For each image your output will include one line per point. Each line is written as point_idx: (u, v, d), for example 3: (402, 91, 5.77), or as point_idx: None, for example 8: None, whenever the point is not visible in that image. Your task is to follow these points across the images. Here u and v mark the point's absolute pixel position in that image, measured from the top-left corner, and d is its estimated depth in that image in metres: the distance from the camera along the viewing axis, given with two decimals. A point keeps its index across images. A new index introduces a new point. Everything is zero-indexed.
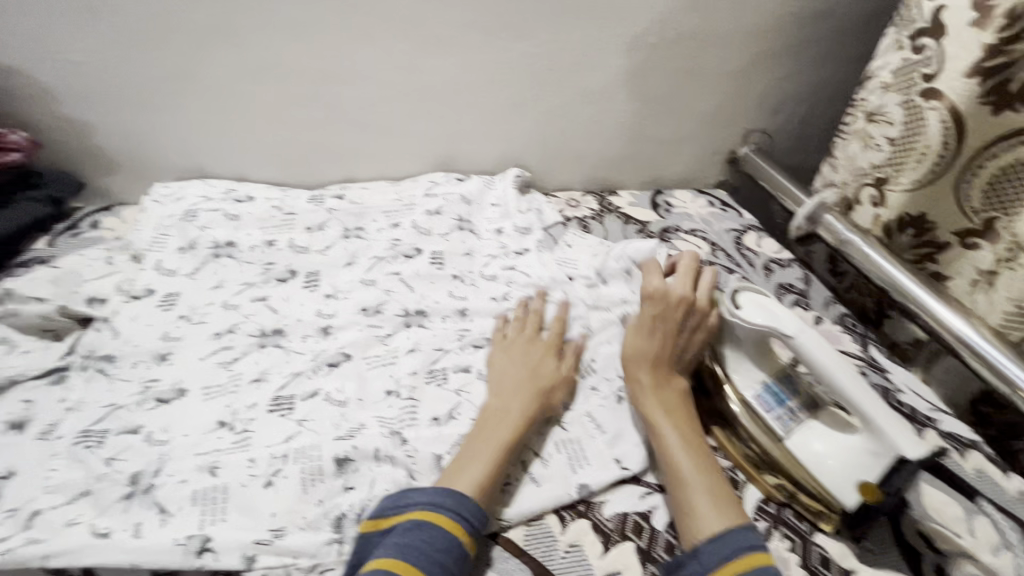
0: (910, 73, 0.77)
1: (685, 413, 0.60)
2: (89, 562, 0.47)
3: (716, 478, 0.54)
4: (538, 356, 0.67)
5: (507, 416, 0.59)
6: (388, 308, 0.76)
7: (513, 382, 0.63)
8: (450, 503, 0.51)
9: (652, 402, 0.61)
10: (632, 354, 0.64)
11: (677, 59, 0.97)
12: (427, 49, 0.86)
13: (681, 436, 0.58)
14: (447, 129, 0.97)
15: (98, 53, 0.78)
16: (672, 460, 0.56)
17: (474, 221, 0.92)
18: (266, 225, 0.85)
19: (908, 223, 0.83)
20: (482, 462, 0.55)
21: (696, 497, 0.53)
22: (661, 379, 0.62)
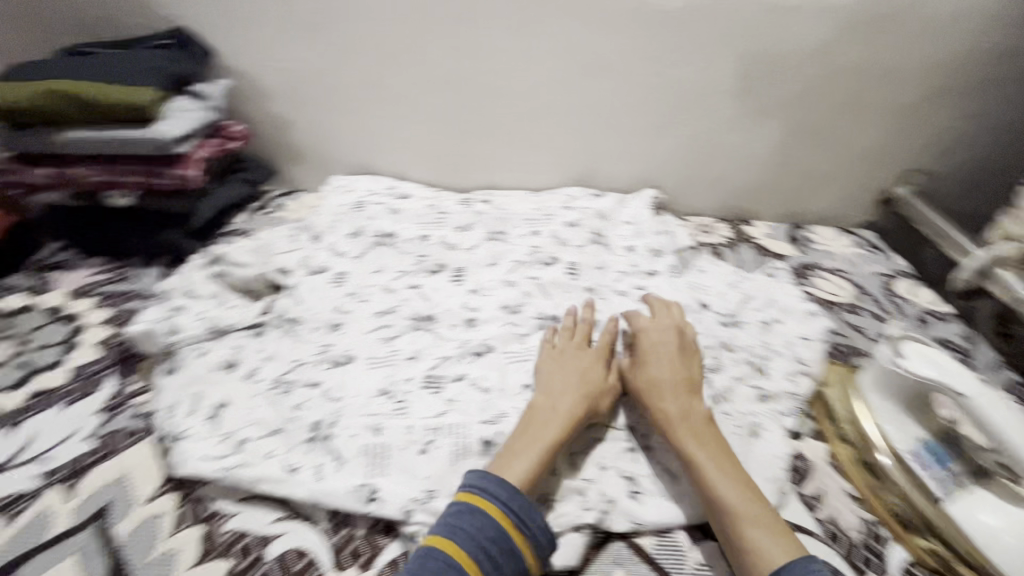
0: None
1: (714, 438, 0.59)
2: (284, 491, 0.56)
3: (763, 506, 0.53)
4: (587, 361, 0.68)
5: (552, 417, 0.60)
6: (526, 309, 0.81)
7: (562, 385, 0.64)
8: (501, 494, 0.53)
9: (680, 429, 0.59)
10: (647, 379, 0.64)
11: (835, 89, 0.94)
12: (587, 71, 0.92)
13: (715, 464, 0.56)
14: (593, 146, 1.01)
15: (310, 60, 0.91)
16: (710, 487, 0.55)
17: (608, 236, 0.95)
18: (422, 221, 0.94)
19: None
20: (529, 455, 0.56)
21: (746, 528, 0.51)
22: (685, 405, 0.61)
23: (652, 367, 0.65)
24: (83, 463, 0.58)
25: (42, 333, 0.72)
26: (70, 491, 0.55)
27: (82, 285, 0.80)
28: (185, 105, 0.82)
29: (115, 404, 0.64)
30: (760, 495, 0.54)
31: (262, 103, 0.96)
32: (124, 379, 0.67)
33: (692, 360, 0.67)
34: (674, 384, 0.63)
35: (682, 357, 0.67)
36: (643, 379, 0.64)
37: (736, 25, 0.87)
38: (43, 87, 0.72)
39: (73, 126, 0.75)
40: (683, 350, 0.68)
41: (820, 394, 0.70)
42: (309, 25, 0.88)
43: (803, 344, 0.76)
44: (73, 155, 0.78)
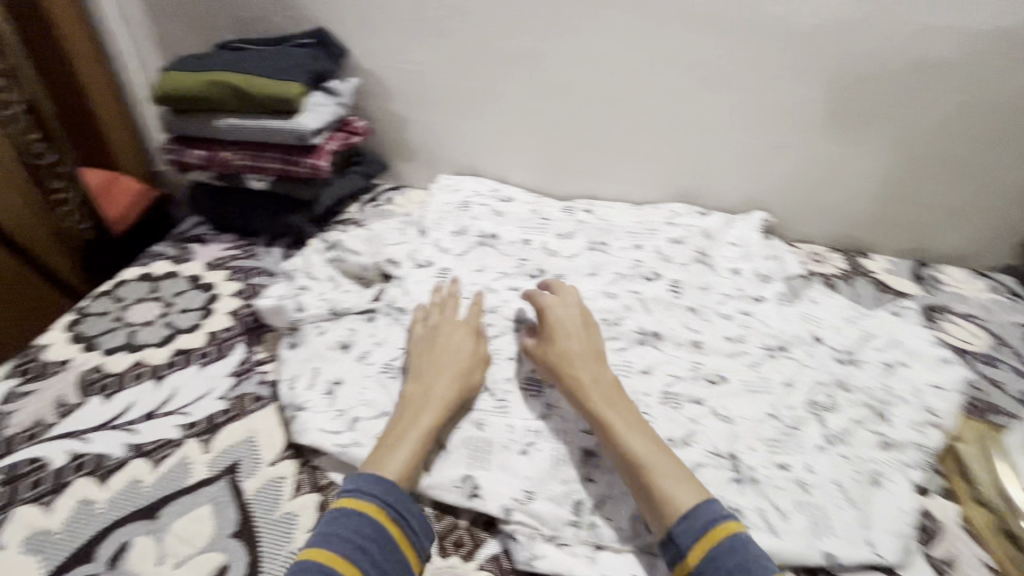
0: None
1: (624, 399, 0.62)
2: None
3: (669, 455, 0.56)
4: (457, 341, 0.69)
5: (429, 401, 0.62)
6: (626, 322, 0.79)
7: (435, 369, 0.65)
8: (375, 490, 0.53)
9: (590, 395, 0.62)
10: (561, 352, 0.66)
11: (981, 119, 0.85)
12: (708, 86, 0.90)
13: (626, 424, 0.59)
14: (703, 162, 0.98)
15: (433, 63, 0.95)
16: (622, 448, 0.57)
17: (713, 256, 0.92)
18: (524, 225, 0.95)
19: None
20: (407, 441, 0.58)
21: (655, 476, 0.54)
22: (586, 372, 0.64)
23: (570, 341, 0.67)
24: (217, 420, 0.63)
25: (184, 298, 0.79)
26: (206, 444, 0.60)
27: (216, 257, 0.88)
28: (320, 99, 0.87)
29: (244, 370, 0.69)
30: (666, 448, 0.57)
31: (384, 101, 1.01)
32: (252, 347, 0.73)
33: (593, 336, 0.69)
34: (584, 356, 0.66)
35: (586, 333, 0.69)
36: (557, 351, 0.66)
37: (879, 45, 0.81)
38: (215, 76, 0.80)
39: (232, 114, 0.83)
40: (585, 324, 0.70)
41: (952, 449, 0.64)
42: (437, 29, 0.91)
43: (934, 393, 0.70)
44: (227, 143, 0.86)
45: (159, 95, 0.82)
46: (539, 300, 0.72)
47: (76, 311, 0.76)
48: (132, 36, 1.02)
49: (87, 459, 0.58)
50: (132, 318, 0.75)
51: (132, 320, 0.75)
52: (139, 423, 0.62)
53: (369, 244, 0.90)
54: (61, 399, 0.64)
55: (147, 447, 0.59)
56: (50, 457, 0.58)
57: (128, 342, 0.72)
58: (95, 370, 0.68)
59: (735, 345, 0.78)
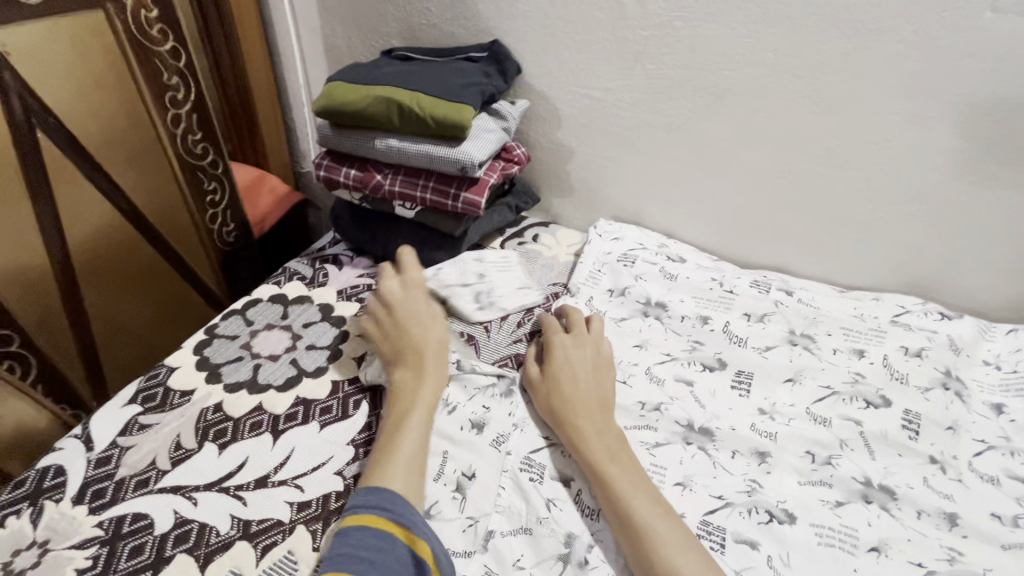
0: None
1: (631, 457, 0.56)
2: None
3: (679, 526, 0.50)
4: (424, 311, 0.67)
5: (419, 386, 0.60)
6: (842, 465, 0.59)
7: (412, 350, 0.63)
8: (370, 500, 0.49)
9: (594, 447, 0.56)
10: (572, 399, 0.60)
11: None
12: (997, 155, 0.66)
13: (632, 485, 0.53)
14: (959, 250, 0.74)
15: (620, 91, 0.80)
16: (629, 512, 0.51)
17: (965, 380, 0.68)
18: (700, 297, 0.77)
19: None
20: (410, 431, 0.55)
21: (657, 549, 0.48)
22: (589, 417, 0.59)
23: (578, 385, 0.62)
24: (332, 505, 0.53)
25: (312, 331, 0.72)
26: (316, 539, 0.50)
27: (351, 285, 0.80)
28: (487, 124, 0.76)
29: (365, 440, 0.59)
30: (677, 521, 0.50)
31: (551, 128, 0.88)
32: (376, 410, 0.62)
33: (608, 375, 0.64)
34: (592, 402, 0.60)
35: (599, 368, 0.64)
36: (563, 391, 0.61)
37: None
38: (383, 92, 0.72)
39: (394, 134, 0.74)
40: (595, 367, 0.65)
41: None
42: (634, 51, 0.76)
43: None
44: (381, 163, 0.78)
45: (321, 107, 0.75)
46: (549, 337, 0.68)
47: (207, 329, 0.71)
48: (297, 33, 0.97)
49: (192, 529, 0.51)
50: (259, 348, 0.69)
51: (259, 350, 0.69)
52: (249, 491, 0.54)
53: (460, 274, 0.76)
54: (177, 441, 0.58)
55: (254, 528, 0.51)
56: (156, 515, 0.51)
57: (251, 379, 0.65)
58: (216, 409, 0.61)
59: (1010, 532, 0.54)
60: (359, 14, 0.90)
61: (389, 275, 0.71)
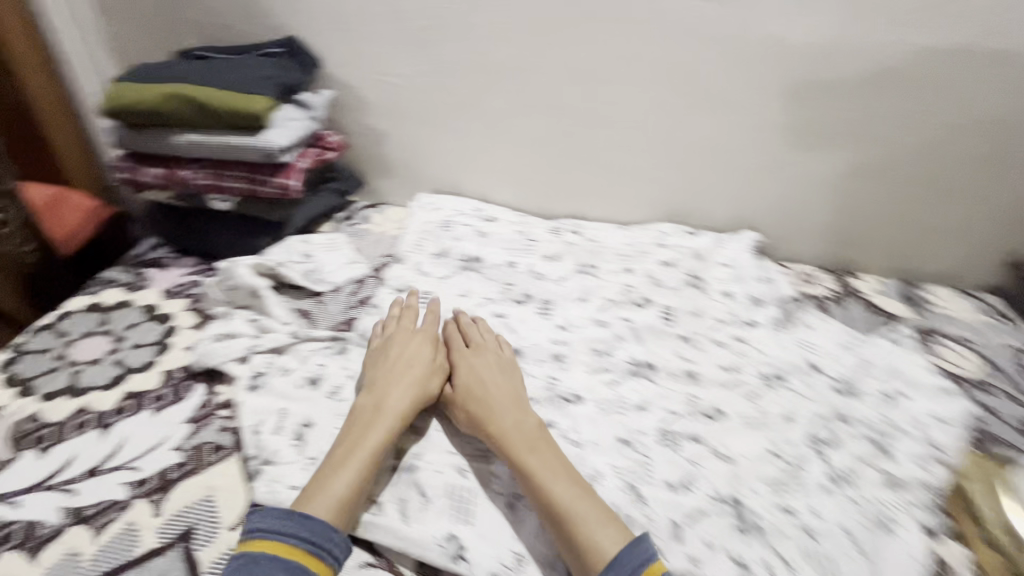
0: None
1: (548, 443, 0.59)
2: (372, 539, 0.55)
3: (591, 498, 0.54)
4: (414, 354, 0.67)
5: (377, 414, 0.60)
6: (617, 354, 0.76)
7: (384, 384, 0.63)
8: (288, 529, 0.50)
9: (509, 440, 0.59)
10: (482, 397, 0.63)
11: (962, 142, 0.85)
12: (696, 104, 0.87)
13: (543, 465, 0.56)
14: (692, 184, 0.96)
15: (414, 76, 0.90)
16: (544, 492, 0.54)
17: (705, 279, 0.89)
18: (509, 247, 0.91)
19: None
20: (356, 461, 0.56)
21: (581, 527, 0.51)
22: (498, 409, 0.62)
23: (485, 384, 0.64)
24: (171, 476, 0.56)
25: (137, 331, 0.72)
26: (157, 506, 0.54)
27: (175, 284, 0.80)
28: (291, 114, 0.81)
29: (202, 416, 0.63)
30: (589, 493, 0.54)
31: (361, 115, 0.96)
32: (212, 389, 0.66)
33: (511, 370, 0.67)
34: (501, 396, 0.63)
35: (507, 370, 0.67)
36: (468, 391, 0.64)
37: (844, 62, 0.81)
38: (178, 89, 0.75)
39: (193, 129, 0.77)
40: (501, 366, 0.67)
41: (957, 485, 0.61)
42: (417, 39, 0.86)
43: (935, 426, 0.67)
44: (186, 160, 0.80)
45: (113, 108, 0.76)
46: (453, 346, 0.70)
47: (15, 347, 0.69)
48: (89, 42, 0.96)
49: (19, 528, 0.52)
50: (78, 356, 0.69)
51: (77, 358, 0.68)
52: (79, 482, 0.56)
53: (287, 254, 0.84)
54: None
55: (88, 512, 0.53)
56: None
57: (71, 385, 0.65)
58: (31, 419, 0.61)
59: (730, 375, 0.75)
60: (150, 18, 0.91)
61: (400, 318, 0.73)
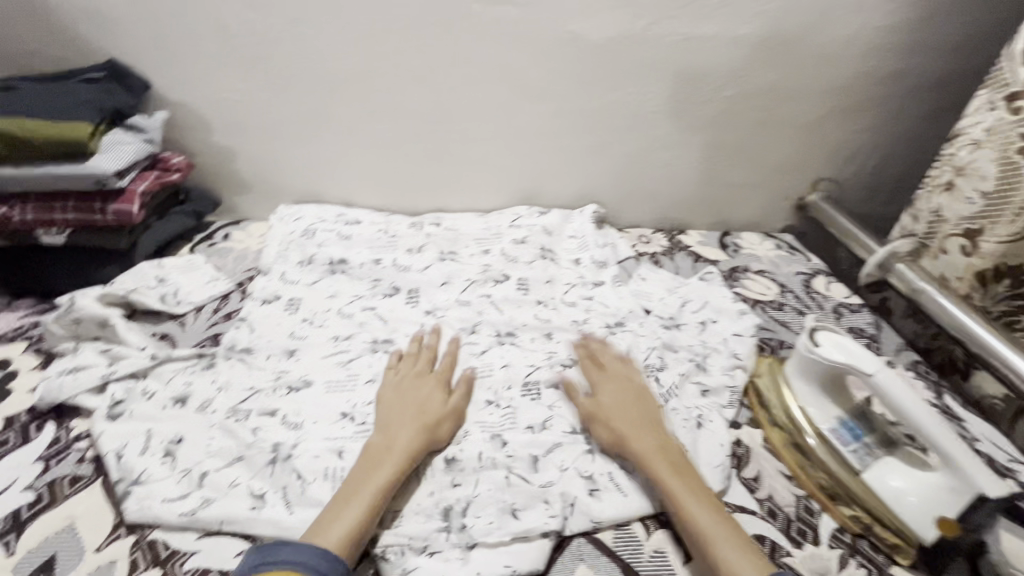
0: (1011, 134, 0.78)
1: (692, 469, 0.60)
2: (253, 530, 0.57)
3: (733, 525, 0.55)
4: (426, 395, 0.68)
5: (392, 453, 0.60)
6: (481, 328, 0.83)
7: (399, 423, 0.64)
8: (323, 567, 0.49)
9: (657, 461, 0.60)
10: (624, 420, 0.65)
11: (745, 112, 1.04)
12: (526, 97, 0.97)
13: (690, 490, 0.57)
14: (538, 168, 1.07)
15: (254, 91, 0.92)
16: (689, 515, 0.55)
17: (555, 251, 1.00)
18: (373, 246, 0.96)
19: (1004, 273, 0.82)
20: (365, 497, 0.56)
21: (719, 547, 0.52)
22: (646, 431, 0.63)
23: (627, 409, 0.66)
24: (24, 516, 0.56)
25: None
26: (10, 547, 0.54)
27: (11, 328, 0.76)
28: (122, 138, 0.80)
29: (56, 452, 0.62)
30: (728, 518, 0.55)
31: (204, 134, 0.95)
32: (64, 425, 0.65)
33: (648, 399, 0.69)
34: (644, 421, 0.65)
35: (641, 391, 0.69)
36: (613, 415, 0.66)
37: (642, 51, 0.95)
38: None
39: (6, 163, 0.74)
40: (639, 395, 0.69)
41: (753, 383, 0.77)
42: (251, 55, 0.88)
43: (738, 339, 0.83)
44: (5, 197, 0.77)
45: None
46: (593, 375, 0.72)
47: None
48: None
49: None
50: None
51: None
52: None
53: (139, 280, 0.82)
54: None
55: None
56: None
57: None
58: None
59: (580, 329, 0.85)
60: None
61: (417, 357, 0.74)
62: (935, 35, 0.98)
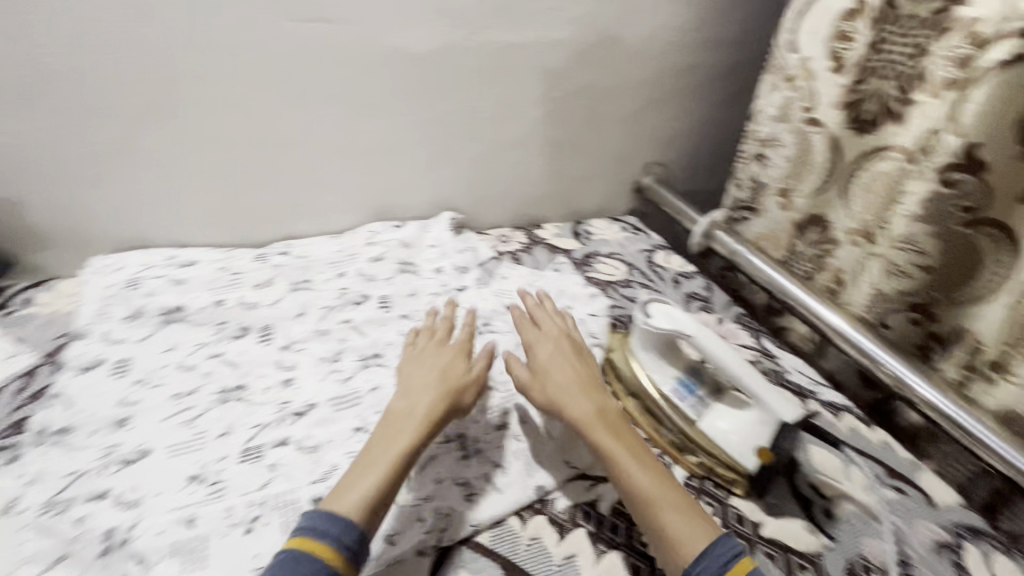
0: (792, 108, 0.90)
1: (632, 437, 0.63)
2: None
3: (675, 491, 0.58)
4: (448, 362, 0.70)
5: (412, 417, 0.62)
6: (345, 355, 0.80)
7: (422, 388, 0.66)
8: (335, 532, 0.50)
9: (599, 432, 0.62)
10: (563, 388, 0.67)
11: (577, 108, 1.12)
12: (362, 112, 0.96)
13: (634, 459, 0.60)
14: (387, 182, 1.05)
15: (33, 132, 0.79)
16: (634, 484, 0.58)
17: (416, 262, 1.01)
18: (213, 287, 0.88)
19: (812, 223, 0.93)
20: (383, 463, 0.57)
21: (665, 516, 0.55)
22: (586, 399, 0.66)
23: (564, 375, 0.69)
24: None
25: None
26: None
27: None
28: None
29: None
30: (672, 483, 0.58)
31: None
32: None
33: (586, 362, 0.72)
34: (584, 387, 0.68)
35: (577, 354, 0.72)
36: (552, 385, 0.68)
37: (469, 60, 0.98)
38: None
39: None
40: (579, 358, 0.72)
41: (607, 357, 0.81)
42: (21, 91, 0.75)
43: (591, 320, 0.91)
44: None
45: None
46: (531, 341, 0.74)
47: None
48: None
49: None
50: None
51: None
52: None
53: None
54: None
55: None
56: None
57: None
58: None
59: None
60: None
61: (432, 328, 0.77)
62: (716, 33, 1.13)
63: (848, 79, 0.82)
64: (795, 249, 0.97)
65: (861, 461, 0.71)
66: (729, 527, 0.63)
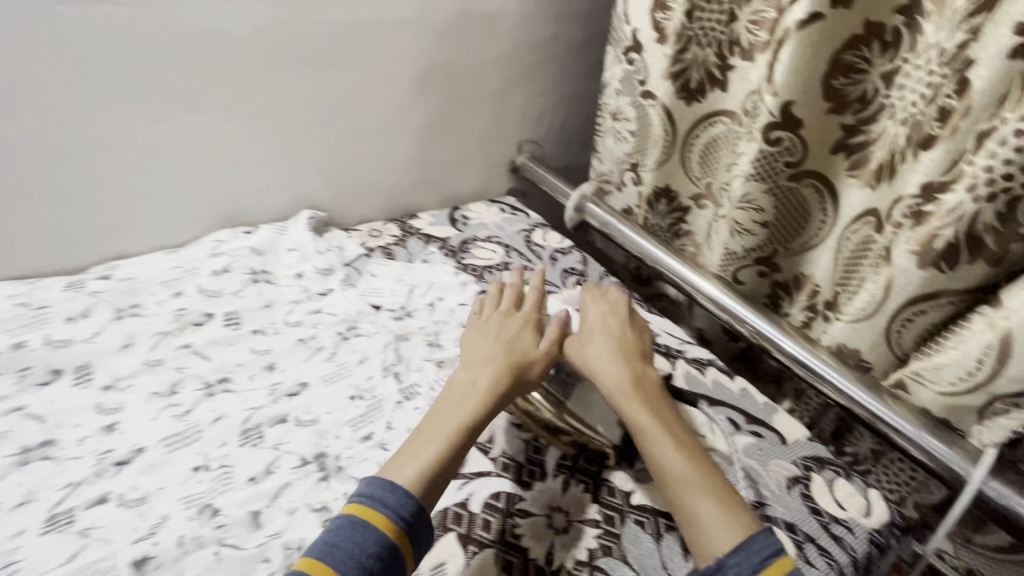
0: (630, 80, 0.91)
1: (671, 417, 0.64)
2: None
3: (710, 477, 0.57)
4: (516, 333, 0.72)
5: (474, 390, 0.63)
6: (184, 386, 0.71)
7: (486, 359, 0.68)
8: (392, 500, 0.52)
9: (633, 404, 0.64)
10: (597, 356, 0.70)
11: (437, 89, 1.06)
12: (183, 109, 0.84)
13: (671, 436, 0.61)
14: (230, 185, 0.94)
15: None
16: (664, 463, 0.59)
17: (271, 270, 0.92)
18: (8, 327, 0.74)
19: (661, 194, 0.97)
20: (441, 439, 0.58)
21: (695, 501, 0.56)
22: (626, 370, 0.68)
23: (607, 343, 0.71)
24: None
25: None
26: None
27: None
28: None
29: None
30: (709, 470, 0.58)
31: None
32: None
33: (628, 332, 0.74)
34: (623, 357, 0.69)
35: (624, 327, 0.74)
36: (588, 354, 0.70)
37: (302, 43, 0.89)
38: None
39: None
40: (623, 328, 0.74)
41: None
42: None
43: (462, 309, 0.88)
44: None
45: None
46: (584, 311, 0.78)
47: None
48: None
49: None
50: None
51: None
52: None
53: None
54: None
55: None
56: None
57: None
58: None
59: (308, 346, 0.79)
60: None
61: (499, 297, 0.80)
62: (566, 5, 1.12)
63: (670, 47, 0.83)
64: (652, 224, 1.01)
65: (715, 412, 0.75)
66: (600, 501, 0.64)
